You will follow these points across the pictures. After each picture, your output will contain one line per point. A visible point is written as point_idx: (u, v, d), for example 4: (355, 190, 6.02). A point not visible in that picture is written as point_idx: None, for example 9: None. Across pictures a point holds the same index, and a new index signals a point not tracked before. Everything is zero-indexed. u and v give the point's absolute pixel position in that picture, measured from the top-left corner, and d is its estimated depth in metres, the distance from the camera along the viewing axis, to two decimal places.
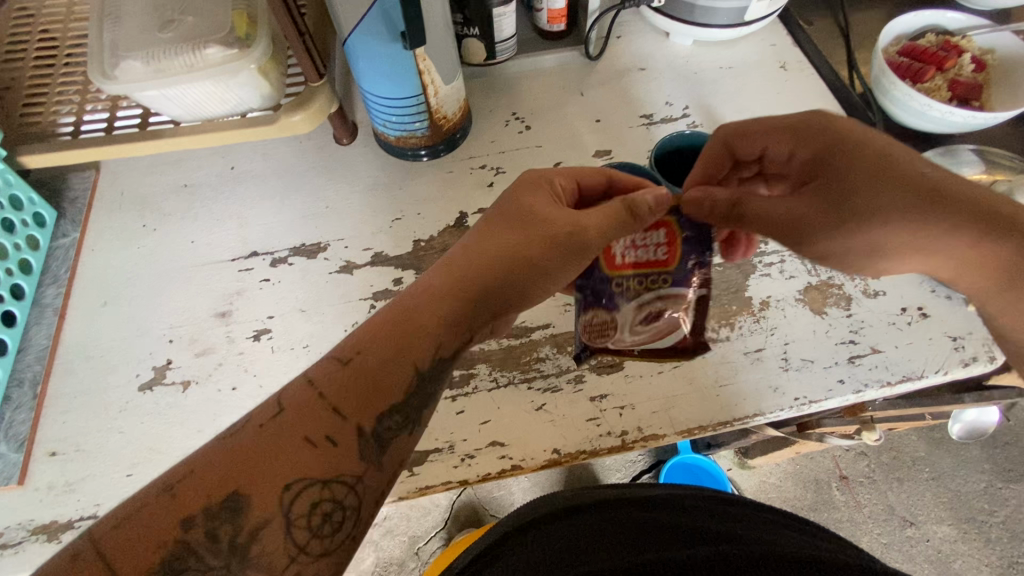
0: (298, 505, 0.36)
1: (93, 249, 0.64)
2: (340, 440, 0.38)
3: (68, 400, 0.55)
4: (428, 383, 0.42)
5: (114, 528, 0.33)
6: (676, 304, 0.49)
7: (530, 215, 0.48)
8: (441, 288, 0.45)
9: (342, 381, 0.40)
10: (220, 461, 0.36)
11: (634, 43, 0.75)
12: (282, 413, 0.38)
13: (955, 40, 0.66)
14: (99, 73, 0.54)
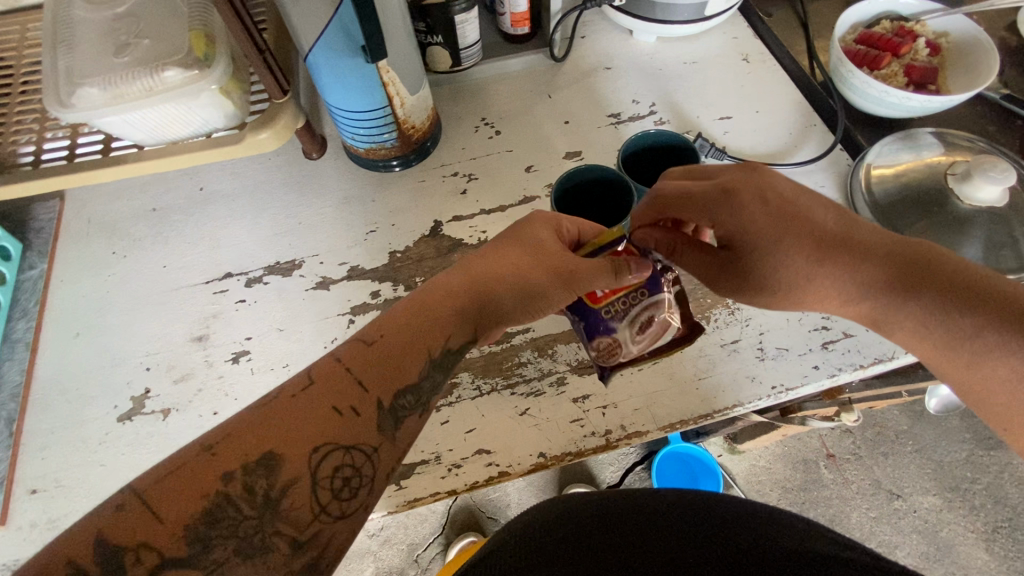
0: (324, 466, 0.37)
1: (62, 279, 0.62)
2: (363, 411, 0.39)
3: (46, 436, 0.54)
4: (438, 369, 0.44)
5: (159, 480, 0.34)
6: (664, 305, 0.47)
7: (523, 235, 0.49)
8: (448, 297, 0.46)
9: (366, 360, 0.41)
10: (258, 420, 0.37)
11: (599, 42, 0.75)
12: (312, 383, 0.39)
13: (909, 26, 0.67)
14: (55, 102, 0.53)
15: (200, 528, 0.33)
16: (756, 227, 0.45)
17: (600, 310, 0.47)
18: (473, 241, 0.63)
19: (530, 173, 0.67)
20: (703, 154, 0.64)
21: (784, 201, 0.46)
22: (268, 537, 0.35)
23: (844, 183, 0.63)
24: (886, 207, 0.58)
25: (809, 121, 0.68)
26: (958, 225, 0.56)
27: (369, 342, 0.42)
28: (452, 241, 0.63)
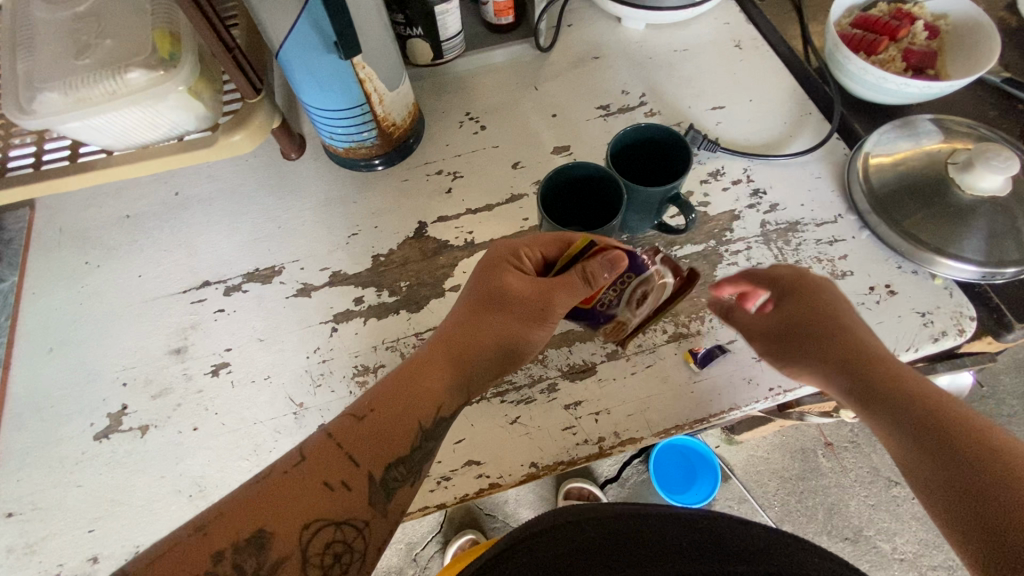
0: (315, 543, 0.37)
1: (33, 291, 0.60)
2: (355, 485, 0.39)
3: (20, 457, 0.52)
4: (431, 439, 0.43)
5: (152, 563, 0.34)
6: (651, 280, 0.48)
7: (502, 295, 0.47)
8: (437, 366, 0.45)
9: (358, 437, 0.41)
10: (249, 500, 0.38)
11: (586, 31, 0.73)
12: (302, 460, 0.40)
13: (906, 8, 0.65)
14: (13, 108, 0.50)
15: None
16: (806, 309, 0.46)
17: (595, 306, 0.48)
18: (460, 242, 0.61)
19: (517, 169, 0.64)
20: (695, 147, 0.62)
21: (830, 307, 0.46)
22: None
23: (841, 173, 0.61)
24: (885, 197, 0.56)
25: (804, 109, 0.66)
26: (959, 217, 0.54)
27: (359, 417, 0.42)
28: (437, 243, 0.61)
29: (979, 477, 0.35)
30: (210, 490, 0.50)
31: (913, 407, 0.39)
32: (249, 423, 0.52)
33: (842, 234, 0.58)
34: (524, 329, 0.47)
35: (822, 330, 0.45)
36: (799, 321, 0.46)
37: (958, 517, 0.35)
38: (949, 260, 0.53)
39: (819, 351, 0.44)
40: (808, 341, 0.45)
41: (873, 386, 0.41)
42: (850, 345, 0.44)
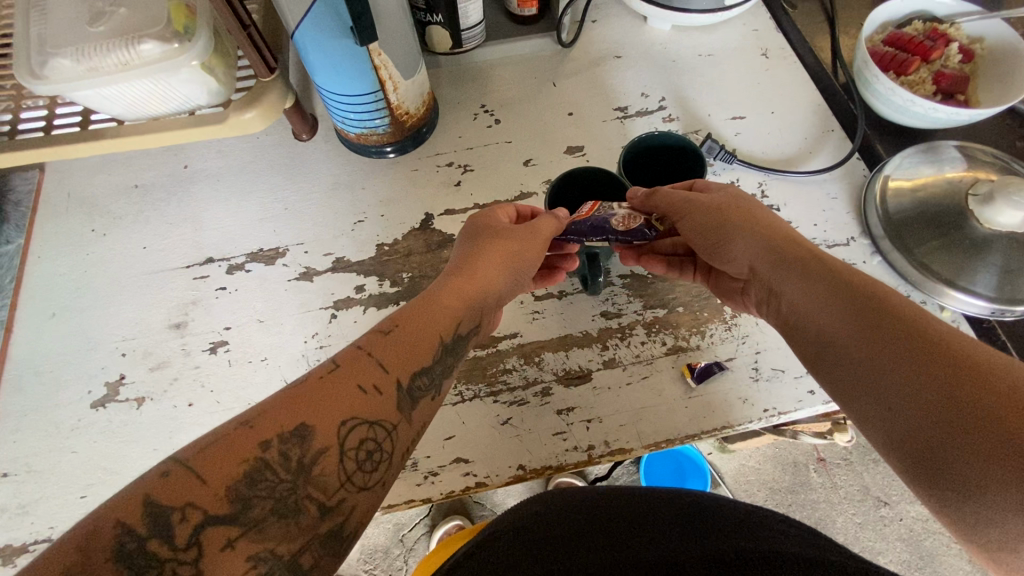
0: (351, 437, 0.34)
1: (38, 255, 0.60)
2: (385, 390, 0.37)
3: (18, 419, 0.53)
4: (451, 353, 0.42)
5: (203, 449, 0.31)
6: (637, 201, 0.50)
7: (492, 227, 0.50)
8: (453, 287, 0.44)
9: (388, 346, 0.39)
10: (292, 395, 0.34)
11: (611, 28, 0.71)
12: (337, 367, 0.37)
13: (942, 28, 0.63)
14: (26, 73, 0.50)
15: (240, 490, 0.30)
16: (718, 206, 0.48)
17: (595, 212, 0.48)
18: None
19: (528, 167, 0.64)
20: (710, 157, 0.61)
21: (737, 207, 0.48)
22: (300, 499, 0.32)
23: (857, 195, 0.60)
24: (899, 222, 0.55)
25: (827, 126, 0.64)
26: (973, 250, 0.52)
27: (386, 331, 0.40)
28: (442, 237, 0.60)
29: (924, 361, 0.33)
30: None
31: (840, 284, 0.40)
32: (244, 403, 0.53)
33: (853, 258, 0.57)
34: (520, 255, 0.47)
35: (744, 224, 0.47)
36: (758, 220, 0.47)
37: (871, 378, 0.35)
38: (956, 292, 0.52)
39: (746, 243, 0.46)
40: (731, 233, 0.47)
41: (811, 266, 0.42)
42: (790, 241, 0.45)
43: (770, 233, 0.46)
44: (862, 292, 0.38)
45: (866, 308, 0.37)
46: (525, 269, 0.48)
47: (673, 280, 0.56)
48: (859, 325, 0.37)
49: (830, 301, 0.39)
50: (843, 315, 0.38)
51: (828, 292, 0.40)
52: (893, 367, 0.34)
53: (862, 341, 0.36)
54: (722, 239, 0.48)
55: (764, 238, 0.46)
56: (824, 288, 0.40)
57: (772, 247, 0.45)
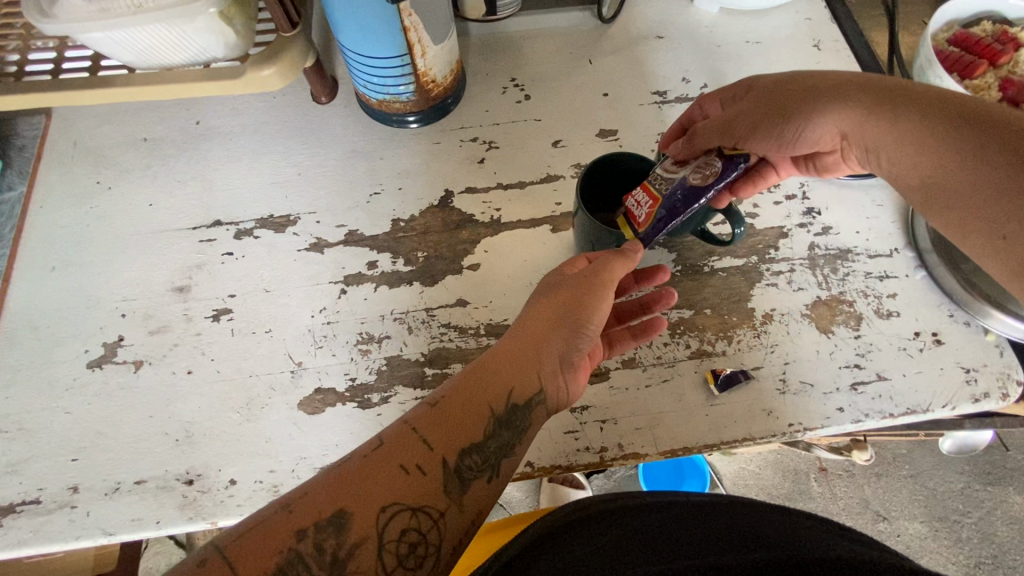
0: (390, 529, 0.34)
1: (40, 204, 0.58)
2: (430, 470, 0.37)
3: (12, 373, 0.51)
4: (505, 428, 0.41)
5: (238, 537, 0.33)
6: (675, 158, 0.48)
7: (554, 281, 0.46)
8: (501, 355, 0.43)
9: (435, 422, 0.39)
10: (330, 479, 0.35)
11: (654, 6, 0.67)
12: (380, 445, 0.37)
13: (1012, 31, 0.58)
14: (34, 10, 0.47)
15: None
16: (770, 96, 0.45)
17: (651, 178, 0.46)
18: (485, 219, 0.57)
19: (557, 149, 0.60)
20: None
21: (786, 87, 0.45)
22: None
23: (905, 204, 0.56)
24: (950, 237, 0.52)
25: None
26: None
27: (432, 404, 0.40)
28: (461, 217, 0.57)
29: None
30: (197, 438, 0.48)
31: (931, 109, 0.39)
32: (244, 375, 0.50)
33: (895, 270, 0.53)
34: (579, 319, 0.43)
35: (808, 96, 0.44)
36: (811, 87, 0.44)
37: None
38: (1008, 315, 0.48)
39: (821, 117, 0.43)
40: (801, 112, 0.44)
41: (896, 100, 0.40)
42: (860, 89, 0.42)
43: (840, 88, 0.43)
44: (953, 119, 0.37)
45: (962, 136, 0.36)
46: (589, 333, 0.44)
47: (701, 280, 0.53)
48: (961, 160, 0.36)
49: (923, 143, 0.38)
50: (940, 155, 0.37)
51: (920, 127, 0.38)
52: (1002, 200, 0.34)
53: (1002, 167, 0.35)
54: (793, 122, 0.44)
55: (836, 102, 0.42)
56: (914, 126, 0.39)
57: (847, 105, 0.42)
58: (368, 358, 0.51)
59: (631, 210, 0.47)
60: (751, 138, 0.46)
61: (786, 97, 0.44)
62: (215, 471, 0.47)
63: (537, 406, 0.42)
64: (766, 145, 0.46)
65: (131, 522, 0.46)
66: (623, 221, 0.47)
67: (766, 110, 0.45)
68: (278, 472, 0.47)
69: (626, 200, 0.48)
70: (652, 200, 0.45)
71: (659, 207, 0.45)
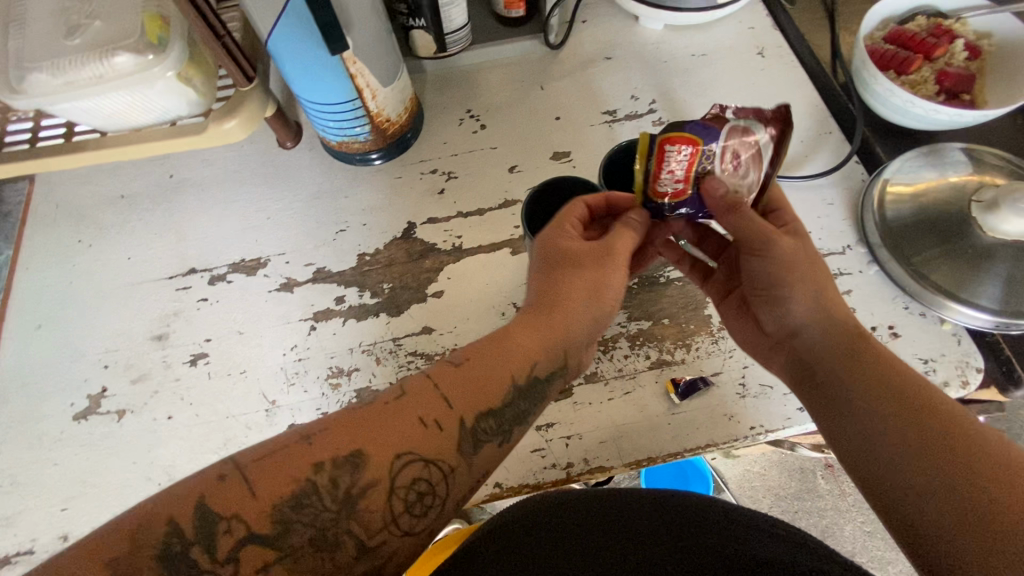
0: (403, 476, 0.37)
1: (26, 266, 0.61)
2: (447, 426, 0.39)
3: (3, 430, 0.53)
4: (523, 398, 0.42)
5: (258, 459, 0.36)
6: (736, 149, 0.43)
7: (563, 259, 0.45)
8: (525, 324, 0.44)
9: (458, 384, 0.40)
10: (352, 419, 0.38)
11: (601, 28, 0.69)
12: (404, 394, 0.40)
13: (946, 24, 0.60)
14: (5, 87, 0.50)
15: (285, 510, 0.34)
16: (793, 246, 0.46)
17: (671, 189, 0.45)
18: (447, 246, 0.59)
19: (514, 173, 0.62)
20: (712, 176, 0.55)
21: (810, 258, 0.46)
22: (339, 534, 0.35)
23: (855, 201, 0.57)
24: (899, 231, 0.53)
25: (825, 128, 0.61)
26: (976, 260, 0.50)
27: (455, 363, 0.42)
28: (425, 246, 0.59)
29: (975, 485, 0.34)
30: (178, 481, 0.50)
31: (888, 373, 0.41)
32: (221, 416, 0.52)
33: (849, 267, 0.54)
34: (585, 312, 0.45)
35: (795, 280, 0.45)
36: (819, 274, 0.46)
37: (905, 475, 0.36)
38: (960, 305, 0.50)
39: (794, 310, 0.46)
40: (773, 290, 0.46)
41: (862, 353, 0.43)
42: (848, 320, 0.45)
43: (825, 296, 0.45)
44: (903, 395, 0.39)
45: (907, 403, 0.38)
46: (605, 304, 0.46)
47: (658, 291, 0.55)
48: (898, 418, 0.38)
49: (872, 385, 0.40)
50: (878, 405, 0.39)
51: (872, 371, 0.41)
52: (910, 463, 0.37)
53: (909, 440, 0.37)
54: (767, 290, 0.47)
55: (815, 310, 0.45)
56: (868, 371, 0.41)
57: (823, 316, 0.45)
58: (339, 392, 0.53)
59: (662, 156, 0.43)
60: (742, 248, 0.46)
61: (800, 255, 0.46)
62: None
63: (557, 378, 0.44)
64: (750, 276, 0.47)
65: None
66: (644, 153, 0.43)
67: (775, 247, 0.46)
68: None
69: (670, 138, 0.41)
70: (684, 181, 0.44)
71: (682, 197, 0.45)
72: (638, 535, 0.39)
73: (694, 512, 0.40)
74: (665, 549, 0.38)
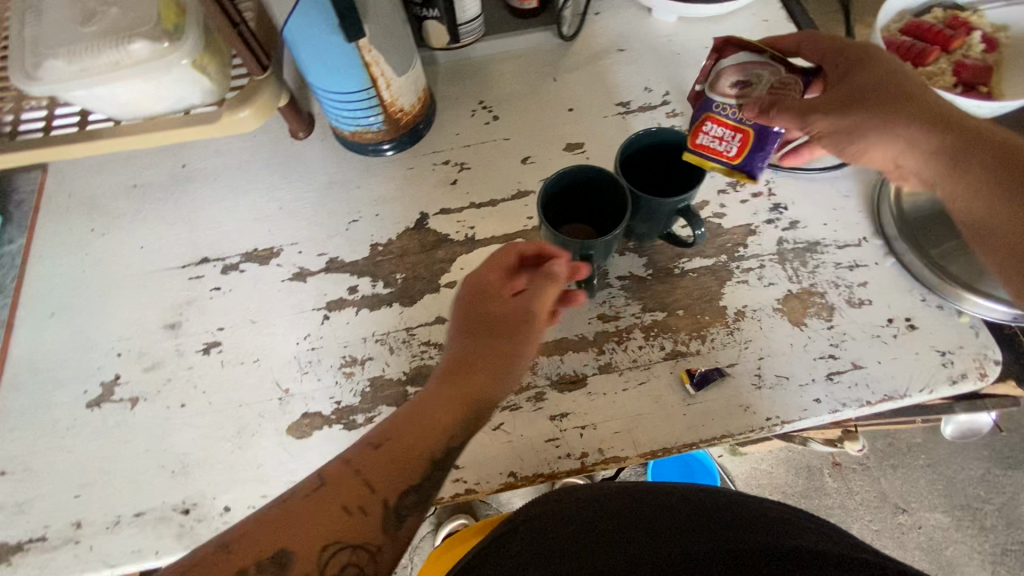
0: (332, 564, 0.36)
1: (39, 255, 0.61)
2: (371, 509, 0.39)
3: (16, 418, 0.53)
4: (440, 468, 0.42)
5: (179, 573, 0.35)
6: (727, 83, 0.47)
7: (487, 322, 0.46)
8: (444, 394, 0.43)
9: (379, 462, 0.40)
10: (268, 522, 0.37)
11: (615, 20, 0.69)
12: (322, 484, 0.39)
13: (964, 16, 0.59)
14: (21, 74, 0.50)
15: None
16: (863, 87, 0.45)
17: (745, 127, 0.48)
18: (460, 237, 0.59)
19: (526, 165, 0.62)
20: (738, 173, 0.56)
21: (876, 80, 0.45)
22: None
23: (870, 193, 0.57)
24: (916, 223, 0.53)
25: None
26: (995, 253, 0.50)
27: (377, 443, 0.41)
28: (437, 237, 0.59)
29: None
30: (191, 469, 0.50)
31: (984, 148, 0.42)
32: (235, 405, 0.52)
33: (865, 259, 0.54)
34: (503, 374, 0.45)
35: (894, 109, 0.44)
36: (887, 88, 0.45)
37: None
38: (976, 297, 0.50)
39: (889, 142, 0.45)
40: (871, 127, 0.45)
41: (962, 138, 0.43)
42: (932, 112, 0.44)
43: (923, 111, 0.44)
44: (1016, 168, 0.41)
45: (1017, 196, 0.40)
46: (512, 370, 0.45)
47: (673, 282, 0.54)
48: (1012, 218, 0.40)
49: (982, 191, 0.42)
50: (996, 209, 0.41)
51: (986, 174, 0.42)
52: None
53: None
54: (859, 139, 0.46)
55: (914, 133, 0.44)
56: (979, 171, 0.42)
57: (921, 129, 0.44)
58: (352, 381, 0.53)
59: (712, 144, 0.48)
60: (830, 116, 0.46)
61: (871, 94, 0.45)
62: (209, 499, 0.49)
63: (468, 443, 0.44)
64: (834, 131, 0.47)
65: (132, 553, 0.47)
66: (700, 159, 0.48)
67: (856, 97, 0.45)
68: (269, 496, 0.49)
69: (695, 137, 0.48)
70: (737, 132, 0.48)
71: (750, 137, 0.48)
72: (658, 524, 0.39)
73: (710, 506, 0.41)
74: (690, 537, 0.38)
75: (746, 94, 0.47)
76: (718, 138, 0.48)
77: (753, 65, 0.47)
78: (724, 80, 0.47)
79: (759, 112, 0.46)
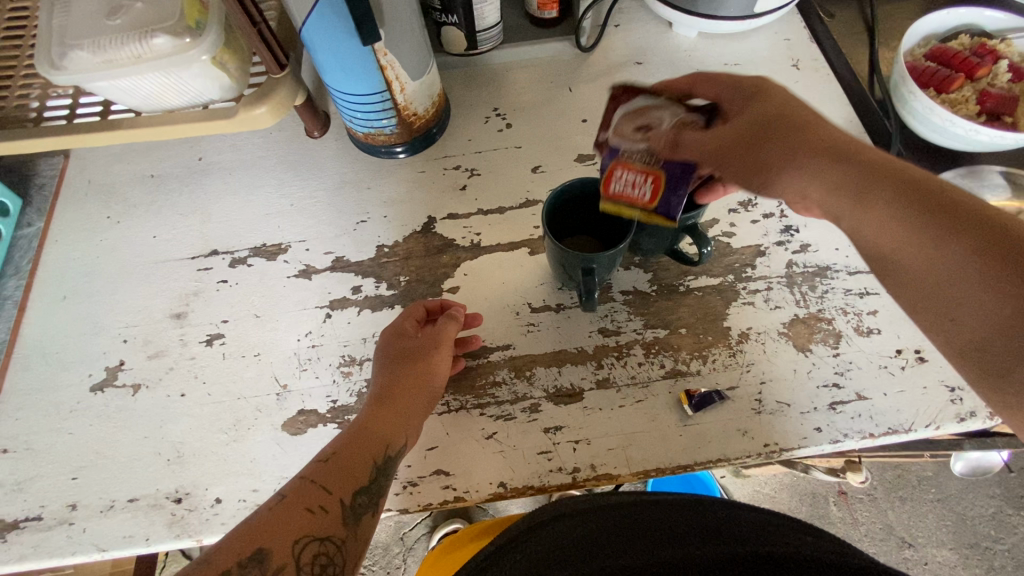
0: (305, 553, 0.38)
1: (56, 239, 0.62)
2: (331, 509, 0.40)
3: (22, 398, 0.54)
4: (385, 475, 0.44)
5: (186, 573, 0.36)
6: (619, 132, 0.44)
7: (401, 355, 0.49)
8: (376, 414, 0.45)
9: (332, 473, 0.42)
10: (246, 528, 0.38)
11: (635, 33, 0.69)
12: (282, 498, 0.40)
13: (992, 43, 0.58)
14: (47, 64, 0.51)
15: None
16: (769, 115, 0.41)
17: (661, 164, 0.44)
18: (465, 242, 0.59)
19: (536, 174, 0.62)
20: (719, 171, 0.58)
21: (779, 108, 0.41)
22: None
23: None
24: None
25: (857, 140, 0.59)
26: None
27: (324, 459, 0.43)
28: (443, 241, 0.59)
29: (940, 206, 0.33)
30: (187, 458, 0.51)
31: (882, 172, 0.36)
32: (233, 397, 0.53)
33: (876, 287, 0.53)
34: (427, 397, 0.48)
35: (798, 139, 0.39)
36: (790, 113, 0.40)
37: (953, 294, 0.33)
38: None
39: (797, 172, 0.39)
40: (776, 155, 0.39)
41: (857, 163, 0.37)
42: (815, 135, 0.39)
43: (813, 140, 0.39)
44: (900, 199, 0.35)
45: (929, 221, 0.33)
46: (434, 391, 0.48)
47: (677, 300, 0.54)
48: (922, 250, 0.34)
49: (892, 226, 0.35)
50: (908, 237, 0.34)
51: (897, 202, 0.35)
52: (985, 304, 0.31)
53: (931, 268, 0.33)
54: (771, 172, 0.40)
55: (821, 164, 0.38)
56: (886, 201, 0.35)
57: (835, 164, 0.37)
58: (349, 380, 0.53)
59: (626, 193, 0.46)
60: (753, 147, 0.41)
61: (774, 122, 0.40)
62: (201, 490, 0.49)
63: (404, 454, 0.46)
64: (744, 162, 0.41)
65: (123, 538, 0.48)
66: (620, 207, 0.47)
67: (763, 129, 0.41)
68: (260, 491, 0.49)
69: (609, 189, 0.46)
70: (648, 175, 0.45)
71: (662, 181, 0.45)
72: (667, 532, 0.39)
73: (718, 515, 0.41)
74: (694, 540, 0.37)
75: (653, 135, 0.44)
76: (627, 186, 0.45)
77: (655, 107, 0.44)
78: (624, 124, 0.44)
79: (665, 153, 0.44)
